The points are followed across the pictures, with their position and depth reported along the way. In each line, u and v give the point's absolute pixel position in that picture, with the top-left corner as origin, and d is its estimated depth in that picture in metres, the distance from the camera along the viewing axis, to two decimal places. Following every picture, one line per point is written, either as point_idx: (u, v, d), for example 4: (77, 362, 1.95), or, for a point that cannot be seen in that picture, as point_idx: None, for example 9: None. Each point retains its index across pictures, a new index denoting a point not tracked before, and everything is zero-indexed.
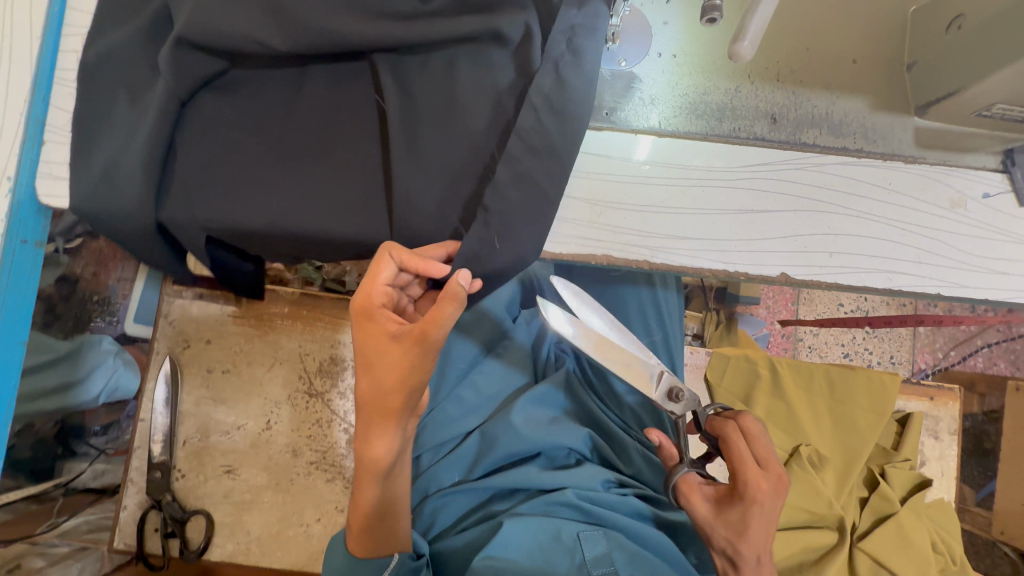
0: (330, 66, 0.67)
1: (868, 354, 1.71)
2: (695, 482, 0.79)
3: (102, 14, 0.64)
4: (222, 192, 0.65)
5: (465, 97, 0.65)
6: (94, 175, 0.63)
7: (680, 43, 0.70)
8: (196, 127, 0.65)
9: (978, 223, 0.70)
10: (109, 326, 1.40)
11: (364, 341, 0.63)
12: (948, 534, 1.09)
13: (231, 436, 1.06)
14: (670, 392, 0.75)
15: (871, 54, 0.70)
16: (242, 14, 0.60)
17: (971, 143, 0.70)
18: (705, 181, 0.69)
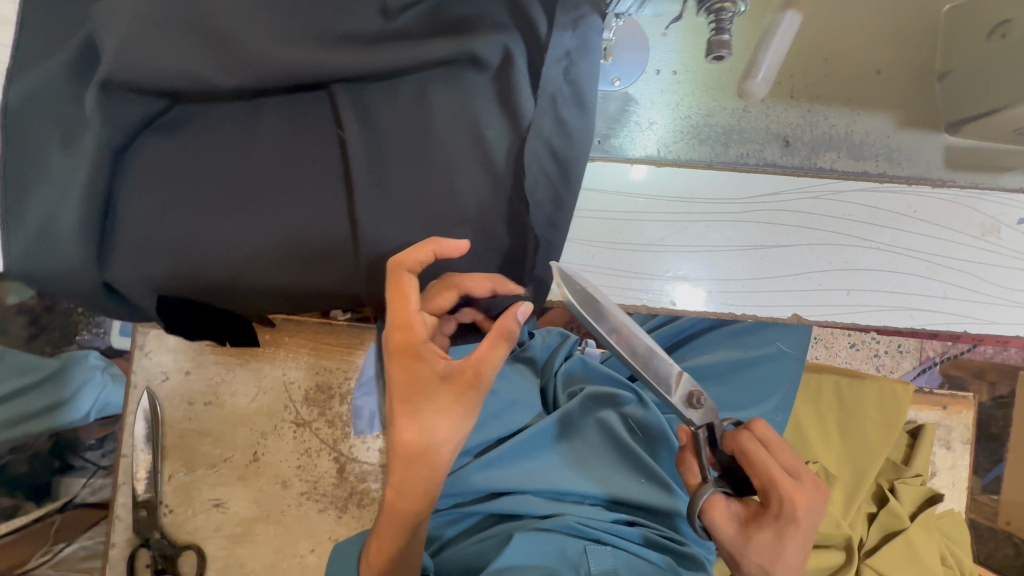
0: (284, 97, 0.58)
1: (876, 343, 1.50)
2: (718, 503, 0.62)
3: (23, 47, 0.56)
4: (171, 247, 0.58)
5: (440, 130, 0.57)
6: (27, 233, 0.57)
7: (681, 58, 0.62)
8: (139, 175, 0.57)
9: (1010, 252, 0.63)
10: (97, 338, 1.30)
11: (397, 383, 0.53)
12: (960, 546, 1.07)
13: (218, 469, 1.03)
14: (688, 397, 0.61)
15: (897, 62, 0.62)
16: (176, 47, 0.51)
17: (1008, 162, 0.63)
18: (709, 214, 0.63)
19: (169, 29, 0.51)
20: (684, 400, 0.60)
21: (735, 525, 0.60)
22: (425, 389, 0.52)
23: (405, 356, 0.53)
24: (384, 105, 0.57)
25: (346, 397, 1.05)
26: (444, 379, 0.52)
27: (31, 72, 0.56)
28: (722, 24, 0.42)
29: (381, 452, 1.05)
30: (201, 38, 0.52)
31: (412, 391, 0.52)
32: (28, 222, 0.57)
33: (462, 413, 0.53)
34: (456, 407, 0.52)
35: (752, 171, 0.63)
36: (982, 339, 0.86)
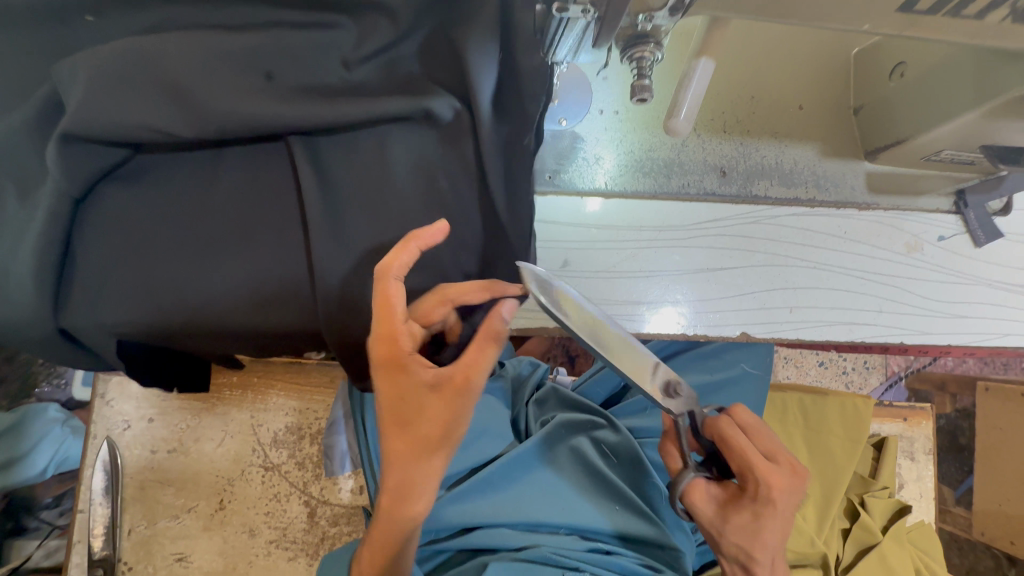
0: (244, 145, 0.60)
1: (842, 361, 1.53)
2: (701, 484, 0.63)
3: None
4: (127, 292, 0.59)
5: (393, 171, 0.60)
6: None
7: (621, 99, 0.67)
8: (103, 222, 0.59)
9: (935, 266, 0.68)
10: (58, 389, 1.26)
11: (391, 395, 0.53)
12: (933, 558, 1.08)
13: (182, 520, 0.99)
14: (667, 388, 0.56)
15: (816, 99, 0.68)
16: (139, 99, 0.54)
17: (924, 185, 0.68)
18: (657, 240, 0.67)
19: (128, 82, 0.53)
20: (661, 389, 0.55)
21: (713, 507, 0.62)
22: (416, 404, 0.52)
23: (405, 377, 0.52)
24: (342, 147, 0.59)
25: (316, 437, 1.04)
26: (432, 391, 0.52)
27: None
28: (642, 67, 0.46)
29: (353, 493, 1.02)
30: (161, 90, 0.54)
31: (405, 409, 0.52)
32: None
33: (442, 444, 0.53)
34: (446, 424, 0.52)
35: (694, 200, 0.68)
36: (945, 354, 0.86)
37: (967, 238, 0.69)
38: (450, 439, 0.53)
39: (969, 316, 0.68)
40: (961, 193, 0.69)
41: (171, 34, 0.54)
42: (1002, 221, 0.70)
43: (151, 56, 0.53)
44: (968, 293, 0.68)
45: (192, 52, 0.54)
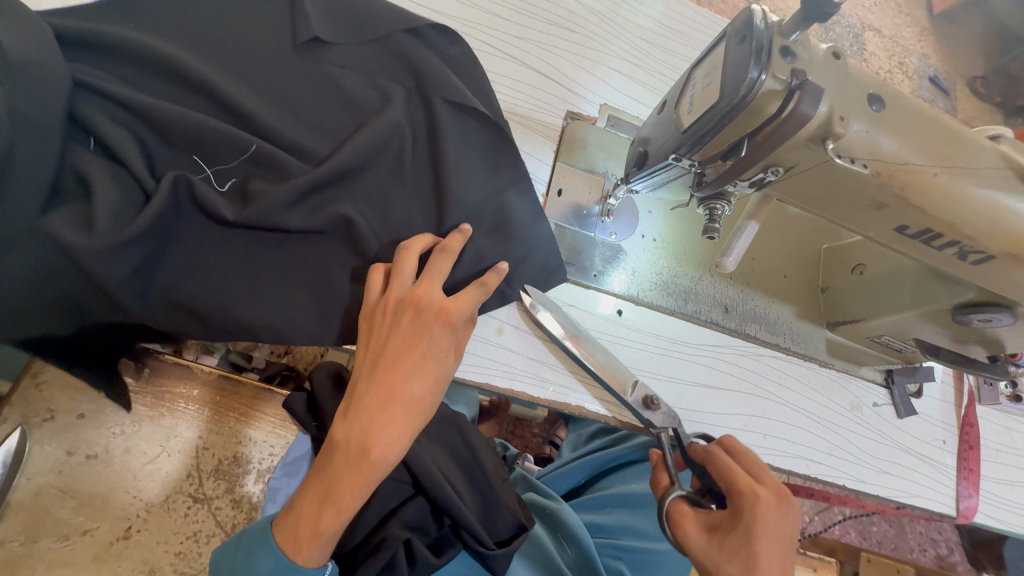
0: (345, 172, 0.64)
1: None
2: (687, 509, 0.63)
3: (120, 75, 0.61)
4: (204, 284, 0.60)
5: None
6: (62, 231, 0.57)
7: (659, 230, 0.81)
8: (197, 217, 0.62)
9: (871, 427, 0.84)
10: None
11: (428, 335, 0.55)
12: None
13: (70, 545, 0.83)
14: (646, 400, 0.70)
15: (798, 272, 0.86)
16: (289, 141, 0.64)
17: (865, 358, 0.86)
18: (669, 351, 0.78)
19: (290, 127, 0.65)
20: (638, 399, 0.70)
21: (704, 533, 0.60)
22: (425, 344, 0.55)
23: (386, 301, 0.58)
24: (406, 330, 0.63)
25: (262, 476, 0.96)
26: (453, 356, 0.58)
27: (126, 99, 0.60)
28: (714, 216, 0.58)
29: None
30: (318, 136, 0.66)
31: (386, 395, 0.53)
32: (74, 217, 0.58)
33: (421, 406, 0.54)
34: (437, 369, 0.56)
35: (700, 325, 0.80)
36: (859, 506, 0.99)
37: (892, 408, 0.86)
38: (327, 496, 0.53)
39: (891, 474, 0.83)
40: (889, 372, 0.87)
41: (322, 89, 0.67)
42: (916, 401, 0.88)
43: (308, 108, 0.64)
44: (893, 455, 0.84)
45: (352, 120, 0.66)
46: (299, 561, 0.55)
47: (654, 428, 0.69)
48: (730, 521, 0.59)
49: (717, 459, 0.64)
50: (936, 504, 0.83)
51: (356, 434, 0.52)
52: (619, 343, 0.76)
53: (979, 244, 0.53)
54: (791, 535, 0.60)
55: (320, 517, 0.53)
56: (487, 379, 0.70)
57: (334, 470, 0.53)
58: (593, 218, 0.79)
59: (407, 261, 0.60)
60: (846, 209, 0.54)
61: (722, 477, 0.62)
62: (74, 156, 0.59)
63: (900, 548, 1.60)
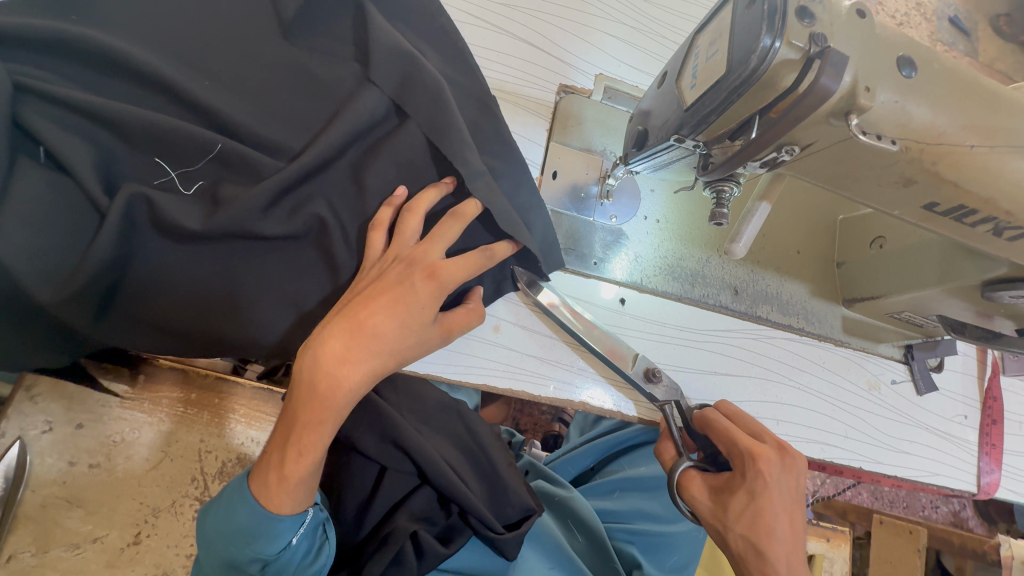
0: (319, 167, 0.59)
1: None
2: (694, 475, 0.62)
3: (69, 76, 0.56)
4: None
5: None
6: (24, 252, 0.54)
7: (662, 210, 0.76)
8: (168, 229, 0.57)
9: (889, 406, 0.81)
10: None
11: (412, 292, 0.54)
12: None
13: (82, 552, 0.83)
14: (647, 373, 0.68)
15: (812, 247, 0.81)
16: (256, 136, 0.59)
17: (883, 335, 0.82)
18: (676, 338, 0.74)
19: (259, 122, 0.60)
20: (641, 373, 0.67)
21: (710, 499, 0.59)
22: (402, 291, 0.54)
23: (384, 258, 0.58)
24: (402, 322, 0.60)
25: None
26: (433, 322, 0.56)
27: (79, 103, 0.55)
28: (721, 199, 0.53)
29: None
30: (289, 129, 0.61)
31: (350, 335, 0.52)
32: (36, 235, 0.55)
33: (385, 354, 0.53)
34: (408, 319, 0.53)
35: (709, 309, 0.76)
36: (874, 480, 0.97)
37: (912, 385, 0.82)
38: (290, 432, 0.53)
39: (909, 453, 0.80)
40: (909, 347, 0.83)
41: (290, 76, 0.61)
42: (936, 376, 0.84)
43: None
44: (911, 434, 0.81)
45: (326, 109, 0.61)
46: (270, 507, 0.55)
47: (657, 403, 0.67)
48: (735, 481, 0.59)
49: (719, 423, 0.62)
50: (956, 481, 0.81)
51: (315, 368, 0.52)
52: (623, 333, 0.72)
53: (1017, 218, 0.47)
54: (798, 492, 0.59)
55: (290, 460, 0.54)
56: (485, 379, 0.67)
57: (297, 413, 0.53)
58: (591, 201, 0.74)
59: (375, 238, 0.58)
60: (870, 186, 0.49)
61: (724, 441, 0.61)
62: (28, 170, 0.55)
63: (911, 507, 1.60)
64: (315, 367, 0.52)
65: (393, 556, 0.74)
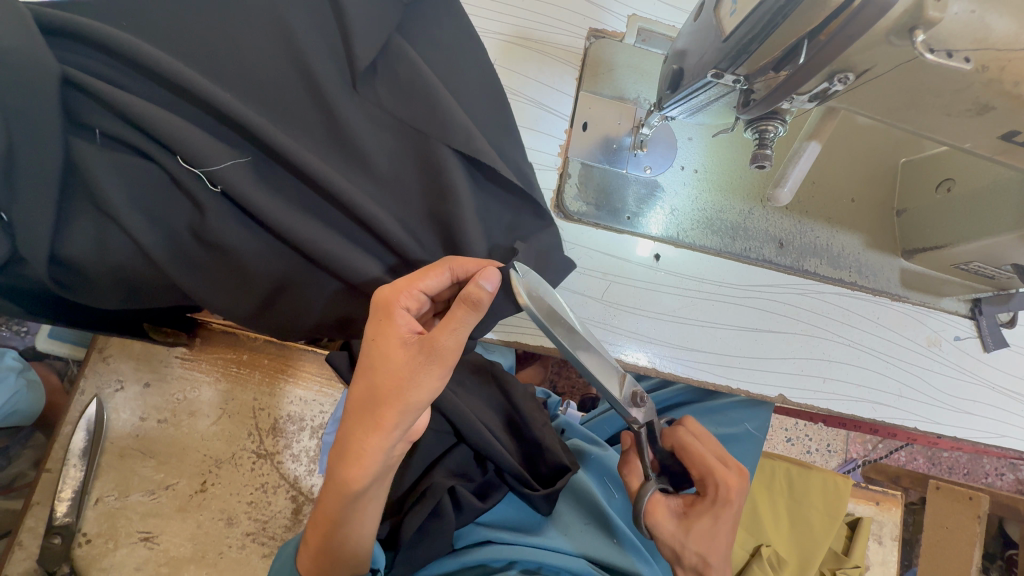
0: (343, 127, 0.59)
1: (810, 442, 1.46)
2: (659, 496, 0.61)
3: (98, 47, 0.56)
4: (221, 262, 0.60)
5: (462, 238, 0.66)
6: (79, 221, 0.58)
7: (702, 160, 0.72)
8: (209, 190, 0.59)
9: (951, 364, 0.75)
10: (15, 338, 1.06)
11: (368, 336, 0.50)
12: (860, 543, 1.10)
13: (157, 497, 0.92)
14: (634, 397, 0.57)
15: (868, 195, 0.75)
16: (281, 96, 0.59)
17: (946, 288, 0.76)
18: (716, 294, 0.71)
19: (285, 85, 0.59)
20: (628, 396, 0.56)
21: (675, 520, 0.59)
22: (385, 360, 0.49)
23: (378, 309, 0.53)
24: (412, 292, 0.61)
25: (316, 432, 1.00)
26: (425, 372, 0.48)
27: (116, 76, 0.57)
28: (765, 139, 0.49)
29: None
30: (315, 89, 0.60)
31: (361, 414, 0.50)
32: (86, 205, 0.58)
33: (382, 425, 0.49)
34: (395, 386, 0.48)
35: (751, 264, 0.73)
36: (932, 442, 0.91)
37: (978, 341, 0.76)
38: (330, 502, 0.55)
39: (972, 413, 0.75)
40: (976, 301, 0.76)
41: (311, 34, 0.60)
42: (1007, 332, 0.77)
43: (296, 67, 0.58)
44: (976, 393, 0.75)
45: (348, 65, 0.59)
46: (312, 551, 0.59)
47: (632, 424, 0.58)
48: (704, 504, 0.59)
49: (688, 444, 0.62)
50: (1021, 441, 0.76)
51: (339, 452, 0.52)
52: (656, 291, 0.70)
53: None
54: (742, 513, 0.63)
55: (331, 514, 0.56)
56: None
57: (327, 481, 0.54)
58: (624, 152, 0.70)
59: None
60: (935, 117, 0.44)
61: (690, 461, 0.61)
62: (72, 148, 0.56)
63: (971, 473, 1.52)
64: (335, 445, 0.52)
65: (432, 508, 0.76)
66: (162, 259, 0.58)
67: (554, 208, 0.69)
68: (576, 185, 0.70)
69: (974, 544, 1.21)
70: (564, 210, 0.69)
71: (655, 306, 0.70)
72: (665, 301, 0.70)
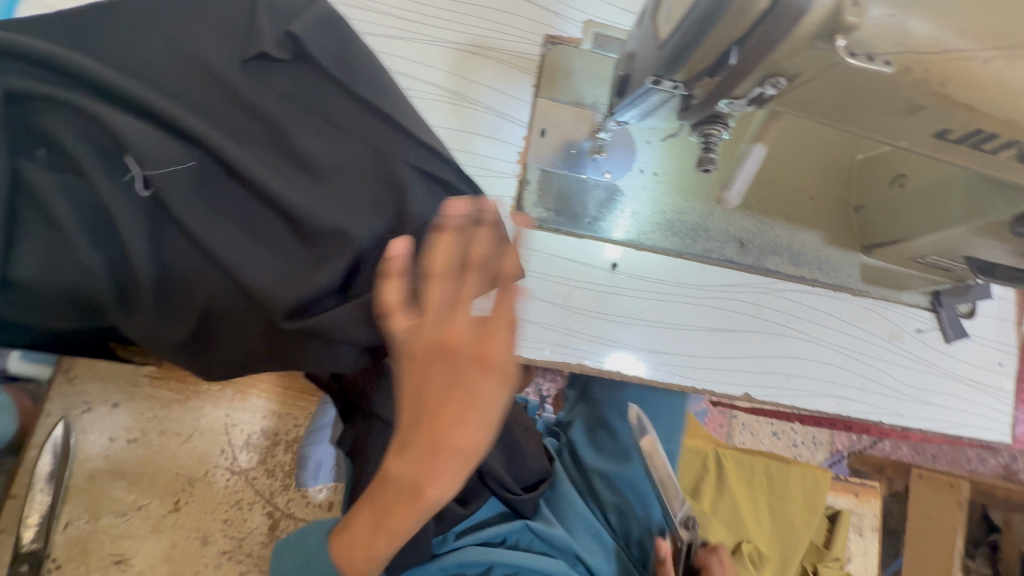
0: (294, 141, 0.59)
1: (793, 436, 1.47)
2: None
3: (40, 67, 0.56)
4: (175, 280, 0.59)
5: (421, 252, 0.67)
6: (27, 244, 0.57)
7: (661, 162, 0.73)
8: (161, 209, 0.58)
9: (913, 356, 0.76)
10: None
11: (416, 355, 0.47)
12: (839, 535, 1.12)
13: (128, 519, 0.90)
14: None
15: (826, 193, 0.76)
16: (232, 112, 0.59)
17: (906, 282, 0.77)
18: (679, 296, 0.72)
19: (236, 101, 0.59)
20: None
21: None
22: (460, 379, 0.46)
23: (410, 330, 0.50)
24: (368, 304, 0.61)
25: (292, 445, 0.99)
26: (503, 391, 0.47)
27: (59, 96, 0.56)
28: (709, 144, 0.48)
29: (320, 507, 0.97)
30: (266, 105, 0.60)
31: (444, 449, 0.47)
32: (34, 227, 0.57)
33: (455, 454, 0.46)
34: (486, 410, 0.46)
35: (713, 264, 0.73)
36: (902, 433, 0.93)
37: (939, 333, 0.77)
38: (381, 537, 0.50)
39: (935, 404, 0.76)
40: (935, 294, 0.78)
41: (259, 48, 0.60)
42: (967, 323, 0.79)
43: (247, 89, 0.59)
44: (938, 384, 0.76)
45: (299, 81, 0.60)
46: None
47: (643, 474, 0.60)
48: None
49: None
50: (982, 430, 0.77)
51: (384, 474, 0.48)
52: (617, 294, 0.70)
53: None
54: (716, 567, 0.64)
55: (376, 545, 0.51)
56: None
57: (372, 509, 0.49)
58: (583, 157, 0.71)
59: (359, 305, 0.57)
60: (870, 118, 0.45)
61: None
62: (16, 171, 0.55)
63: (954, 461, 1.54)
64: (396, 473, 0.48)
65: None
66: (114, 279, 0.57)
67: (514, 215, 0.69)
68: (536, 191, 0.70)
69: (957, 532, 1.23)
70: (524, 216, 0.69)
71: (616, 309, 0.70)
72: (627, 304, 0.70)
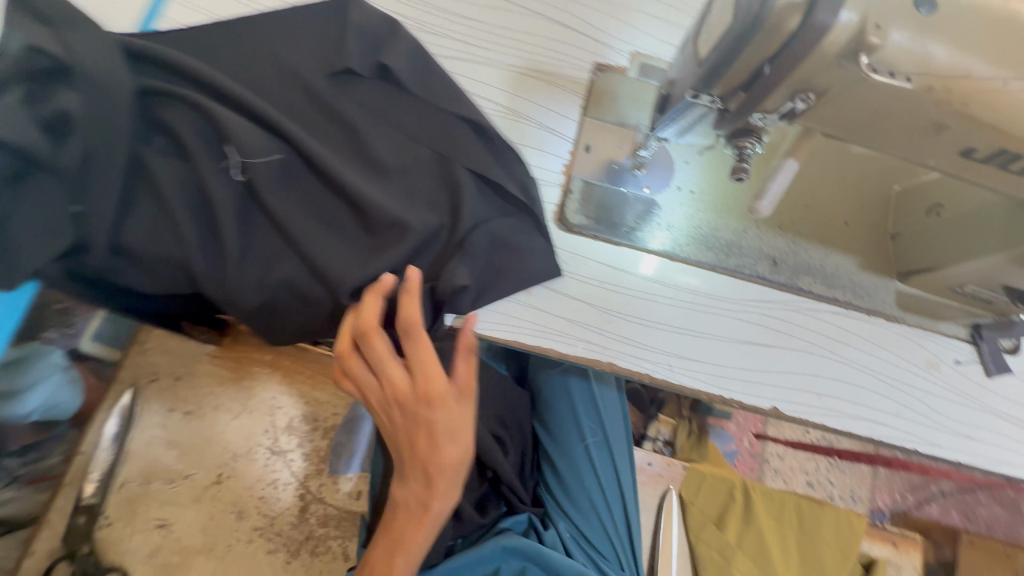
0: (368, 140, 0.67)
1: (830, 483, 1.40)
2: None
3: (170, 70, 0.67)
4: (253, 254, 0.67)
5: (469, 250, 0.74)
6: (136, 215, 0.66)
7: (698, 181, 0.77)
8: (251, 193, 0.67)
9: (951, 388, 0.75)
10: None
11: None
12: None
13: (175, 486, 0.97)
14: None
15: (862, 219, 0.78)
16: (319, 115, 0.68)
17: (943, 312, 0.77)
18: (710, 307, 0.74)
19: (323, 106, 0.69)
20: None
21: None
22: None
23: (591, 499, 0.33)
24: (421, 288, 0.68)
25: (328, 433, 1.04)
26: None
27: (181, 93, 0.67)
28: (743, 155, 0.52)
29: (349, 496, 1.00)
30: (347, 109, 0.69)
31: None
32: (145, 201, 0.66)
33: None
34: None
35: (746, 280, 0.76)
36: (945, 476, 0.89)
37: (980, 366, 0.76)
38: None
39: (975, 438, 0.74)
40: (976, 326, 0.77)
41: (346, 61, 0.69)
42: (1011, 359, 0.77)
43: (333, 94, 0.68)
44: (978, 418, 0.75)
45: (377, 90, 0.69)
46: None
47: None
48: None
49: None
50: None
51: None
52: (649, 300, 0.74)
53: None
54: None
55: None
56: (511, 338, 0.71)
57: None
58: (625, 172, 0.76)
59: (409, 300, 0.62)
60: (897, 134, 0.48)
61: None
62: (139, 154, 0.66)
63: None
64: None
65: None
66: (203, 250, 0.66)
67: (557, 221, 0.75)
68: (578, 200, 0.75)
69: None
70: (566, 222, 0.74)
71: (647, 315, 0.73)
72: (659, 311, 0.74)
